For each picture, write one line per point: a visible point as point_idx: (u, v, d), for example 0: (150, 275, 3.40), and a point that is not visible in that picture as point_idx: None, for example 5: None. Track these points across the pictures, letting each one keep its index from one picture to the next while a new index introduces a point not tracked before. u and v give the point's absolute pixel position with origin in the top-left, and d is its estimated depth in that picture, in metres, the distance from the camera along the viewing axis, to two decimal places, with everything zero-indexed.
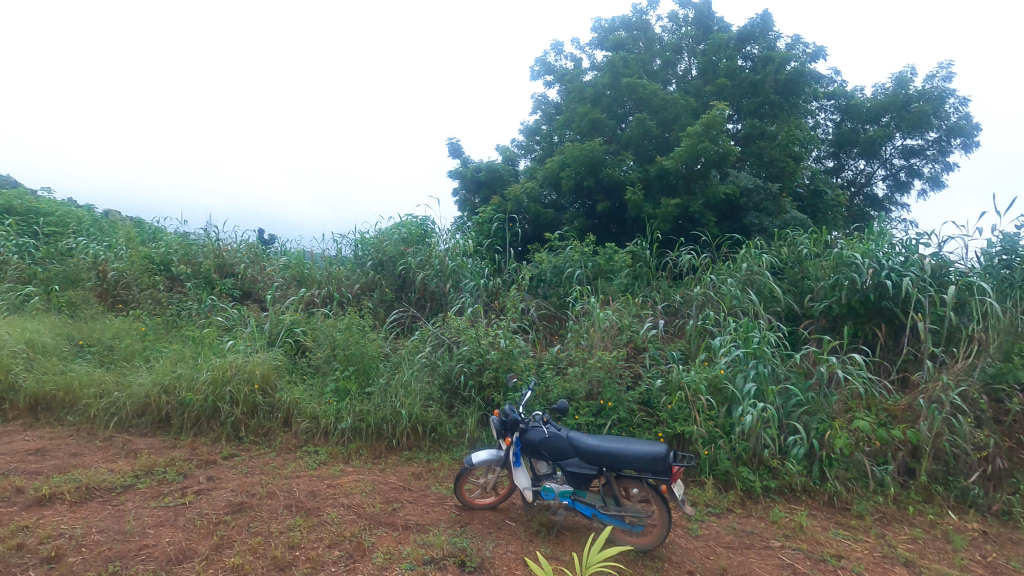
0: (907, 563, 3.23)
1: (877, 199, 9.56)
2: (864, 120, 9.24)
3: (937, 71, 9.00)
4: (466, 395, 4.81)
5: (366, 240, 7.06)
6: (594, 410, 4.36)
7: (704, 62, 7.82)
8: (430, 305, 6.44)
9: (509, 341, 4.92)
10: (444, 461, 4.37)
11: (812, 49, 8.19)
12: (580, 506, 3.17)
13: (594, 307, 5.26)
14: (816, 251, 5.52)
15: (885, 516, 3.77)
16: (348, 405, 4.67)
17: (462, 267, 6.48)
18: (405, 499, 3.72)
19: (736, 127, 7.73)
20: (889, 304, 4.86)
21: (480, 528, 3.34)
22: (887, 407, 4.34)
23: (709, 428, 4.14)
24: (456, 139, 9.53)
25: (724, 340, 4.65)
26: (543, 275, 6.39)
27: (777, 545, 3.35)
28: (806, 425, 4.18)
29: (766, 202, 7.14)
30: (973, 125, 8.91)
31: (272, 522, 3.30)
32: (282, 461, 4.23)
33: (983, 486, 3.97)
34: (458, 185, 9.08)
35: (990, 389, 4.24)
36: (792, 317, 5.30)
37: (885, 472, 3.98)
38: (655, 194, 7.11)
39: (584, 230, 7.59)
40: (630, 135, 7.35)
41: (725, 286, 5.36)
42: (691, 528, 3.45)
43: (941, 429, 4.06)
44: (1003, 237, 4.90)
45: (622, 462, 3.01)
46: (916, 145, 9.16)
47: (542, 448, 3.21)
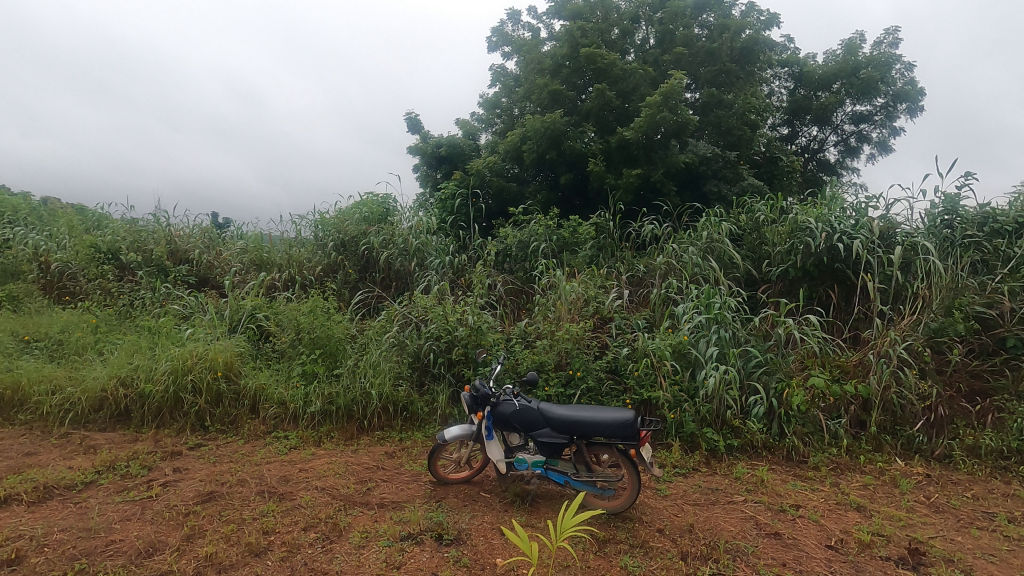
0: (859, 509, 3.43)
1: (829, 164, 9.84)
2: (817, 87, 9.46)
3: (884, 37, 9.22)
4: (436, 372, 4.82)
5: (327, 221, 6.89)
6: (563, 380, 4.45)
7: (661, 31, 7.84)
8: (395, 285, 6.38)
9: (476, 317, 4.91)
10: (417, 439, 4.40)
11: (766, 16, 8.23)
12: (552, 475, 3.24)
13: (560, 280, 5.30)
14: (772, 217, 5.67)
15: (839, 465, 4.00)
16: (316, 388, 4.62)
17: (426, 245, 6.41)
18: (380, 478, 3.73)
19: (695, 96, 7.78)
20: (841, 266, 5.06)
21: (455, 501, 3.39)
22: (840, 363, 4.55)
23: (674, 393, 4.28)
24: (414, 114, 9.35)
25: (686, 307, 4.76)
26: (509, 250, 6.39)
27: (740, 499, 3.51)
28: (765, 384, 4.36)
29: (725, 170, 7.25)
30: (919, 90, 9.16)
31: (244, 509, 3.27)
32: (251, 448, 4.18)
33: (926, 433, 4.24)
34: (419, 161, 8.92)
35: (934, 342, 4.50)
36: (751, 283, 5.48)
37: (839, 426, 4.21)
38: (617, 164, 7.14)
39: (548, 203, 7.63)
40: (590, 107, 7.33)
41: (686, 254, 5.46)
42: (660, 489, 3.59)
43: (890, 381, 4.28)
44: (945, 198, 5.18)
45: (592, 430, 3.08)
46: (865, 111, 9.44)
47: (513, 421, 3.24)
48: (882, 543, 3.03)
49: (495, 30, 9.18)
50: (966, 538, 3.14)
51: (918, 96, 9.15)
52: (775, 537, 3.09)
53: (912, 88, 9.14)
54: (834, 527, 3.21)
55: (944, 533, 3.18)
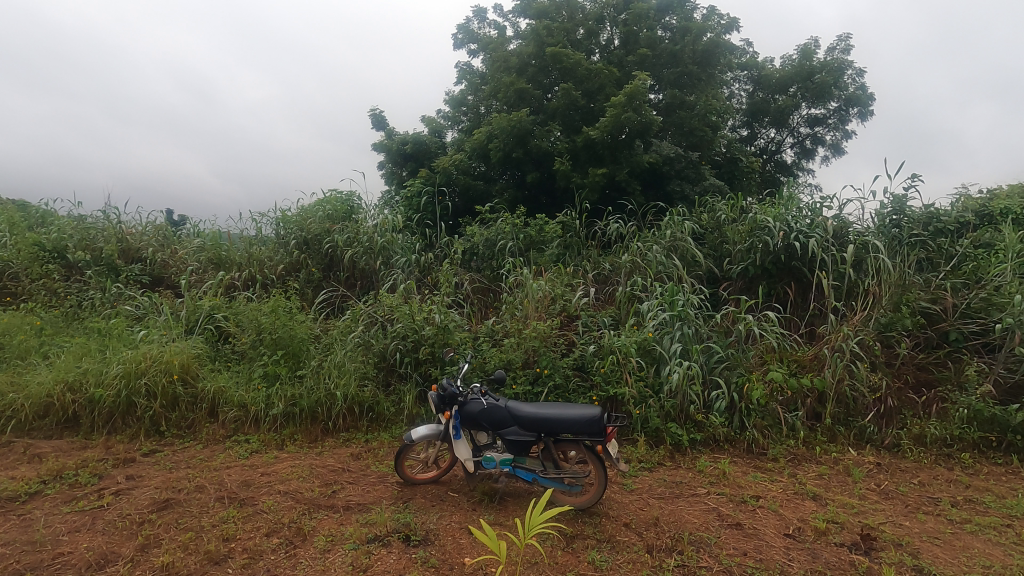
0: (815, 497, 3.56)
1: (787, 165, 10.15)
2: (774, 90, 9.76)
3: (837, 43, 9.57)
4: (402, 372, 4.76)
5: (288, 219, 6.73)
6: (530, 378, 4.47)
7: (626, 32, 7.94)
8: (360, 284, 6.28)
9: (443, 316, 4.87)
10: (383, 440, 4.34)
11: (727, 20, 8.43)
12: (521, 473, 3.24)
13: (527, 278, 5.32)
14: (732, 217, 5.83)
15: (796, 456, 4.14)
16: (279, 390, 4.51)
17: (392, 243, 6.32)
18: (345, 481, 3.66)
19: (658, 97, 7.90)
20: (798, 264, 5.24)
21: (423, 502, 3.36)
22: (797, 357, 4.70)
23: (640, 389, 4.35)
24: (379, 111, 9.23)
25: (651, 304, 4.84)
26: (475, 248, 6.37)
27: (703, 492, 3.59)
28: (727, 379, 4.48)
29: (687, 170, 7.38)
30: (869, 94, 9.54)
31: (202, 515, 3.16)
32: (210, 453, 4.05)
33: (877, 423, 4.42)
34: (384, 158, 8.79)
35: (883, 336, 4.71)
36: (713, 280, 5.63)
37: (796, 418, 4.35)
38: (583, 164, 7.21)
39: (514, 202, 7.64)
40: (556, 106, 7.38)
41: (651, 253, 5.56)
42: (626, 484, 3.65)
43: (843, 374, 4.45)
44: (894, 199, 5.43)
45: (559, 427, 3.09)
46: (820, 114, 9.78)
47: (481, 419, 3.23)
48: (836, 530, 3.15)
49: (460, 27, 9.13)
50: (914, 522, 3.29)
51: (869, 101, 9.54)
52: (737, 527, 3.18)
53: (863, 93, 9.52)
54: (792, 516, 3.32)
55: (893, 518, 3.33)
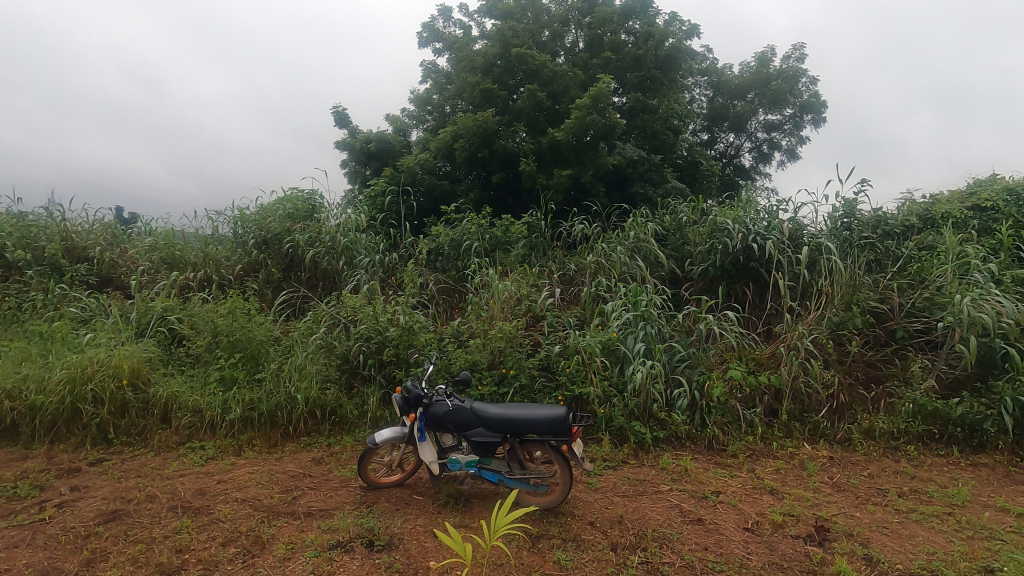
0: (772, 492, 3.67)
1: (745, 169, 10.43)
2: (733, 96, 10.03)
3: (792, 52, 9.91)
4: (366, 374, 4.68)
5: (247, 217, 6.54)
6: (496, 379, 4.47)
7: (590, 35, 8.03)
8: (322, 284, 6.14)
9: (408, 317, 4.81)
10: (346, 443, 4.25)
11: (688, 27, 8.62)
12: (486, 474, 3.23)
13: (493, 279, 5.32)
14: (693, 218, 5.97)
15: (754, 452, 4.26)
16: (236, 395, 4.36)
17: (355, 243, 6.20)
18: (306, 486, 3.57)
19: (622, 100, 8.01)
20: (756, 264, 5.40)
21: (387, 506, 3.31)
22: (754, 355, 4.85)
23: (604, 388, 4.40)
24: (342, 108, 9.08)
25: (615, 304, 4.90)
26: (441, 249, 6.33)
27: (665, 489, 3.66)
28: (688, 377, 4.58)
29: (650, 172, 7.50)
30: (822, 102, 9.91)
31: (154, 526, 3.03)
32: (162, 461, 3.88)
33: (830, 419, 4.59)
34: (347, 157, 8.63)
35: (835, 334, 4.89)
36: (675, 281, 5.74)
37: (754, 414, 4.48)
38: (548, 165, 7.25)
39: (479, 202, 7.61)
40: (521, 107, 7.39)
41: (615, 254, 5.63)
42: (591, 482, 3.68)
43: (798, 371, 4.60)
44: (845, 202, 5.65)
45: (525, 427, 3.09)
46: (776, 120, 10.11)
47: (446, 421, 3.20)
48: (792, 522, 3.25)
49: (425, 25, 9.06)
50: (864, 513, 3.43)
51: (821, 108, 9.91)
52: (698, 523, 3.24)
53: (816, 101, 9.88)
54: (751, 510, 3.41)
55: (845, 509, 3.46)
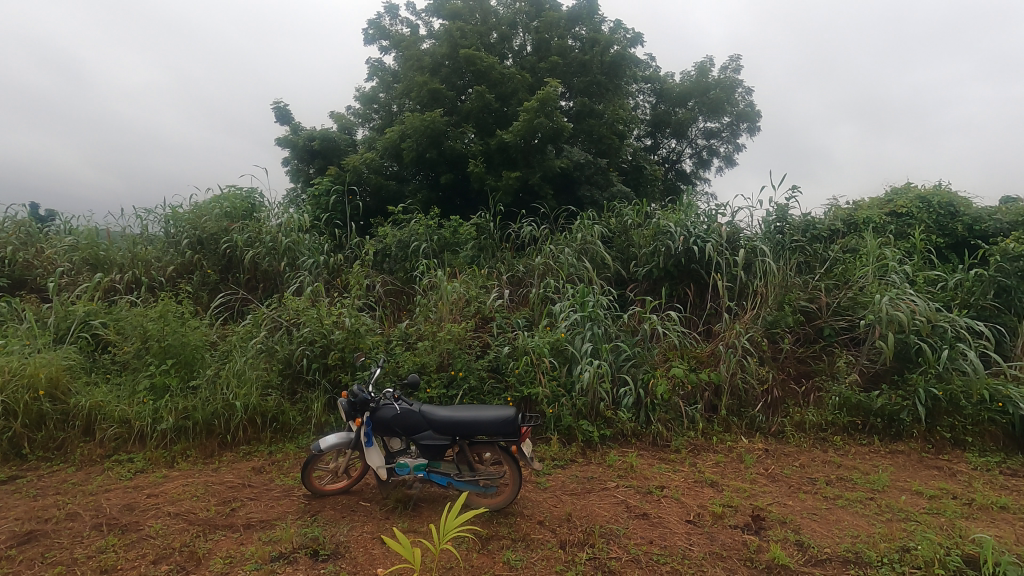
0: (712, 484, 3.82)
1: (686, 174, 10.82)
2: (675, 103, 10.39)
3: (729, 63, 10.37)
4: (309, 379, 4.53)
5: (180, 216, 6.21)
6: (445, 381, 4.44)
7: (538, 39, 8.13)
8: (263, 286, 5.91)
9: (354, 319, 4.69)
10: (289, 451, 4.10)
11: (632, 35, 8.87)
12: (435, 477, 3.20)
13: (441, 280, 5.28)
14: (638, 221, 6.14)
15: (696, 446, 4.42)
16: (168, 403, 4.13)
17: (298, 243, 6.01)
18: (245, 497, 3.43)
19: (569, 104, 8.14)
20: (696, 266, 5.62)
21: (333, 514, 3.22)
22: (695, 354, 5.03)
23: (552, 388, 4.45)
24: (283, 104, 8.79)
25: (563, 305, 4.97)
26: (388, 250, 6.24)
27: (612, 485, 3.74)
28: (633, 376, 4.70)
29: (596, 175, 7.65)
30: (756, 112, 10.42)
31: (75, 547, 2.83)
32: (85, 477, 3.62)
33: (765, 413, 4.82)
34: (289, 154, 8.35)
35: (770, 333, 5.15)
36: (620, 282, 5.88)
37: (696, 411, 4.65)
38: (496, 167, 7.28)
39: (427, 203, 7.53)
40: (470, 108, 7.38)
41: (563, 255, 5.71)
42: (540, 482, 3.71)
43: (736, 368, 4.81)
44: (777, 207, 5.96)
45: (474, 429, 3.07)
46: (714, 127, 10.54)
47: (394, 425, 3.15)
48: (731, 513, 3.39)
49: (371, 22, 8.90)
50: (795, 501, 3.63)
51: (756, 117, 10.41)
52: (643, 517, 3.33)
53: (751, 110, 10.38)
54: (692, 503, 3.53)
55: (778, 498, 3.65)
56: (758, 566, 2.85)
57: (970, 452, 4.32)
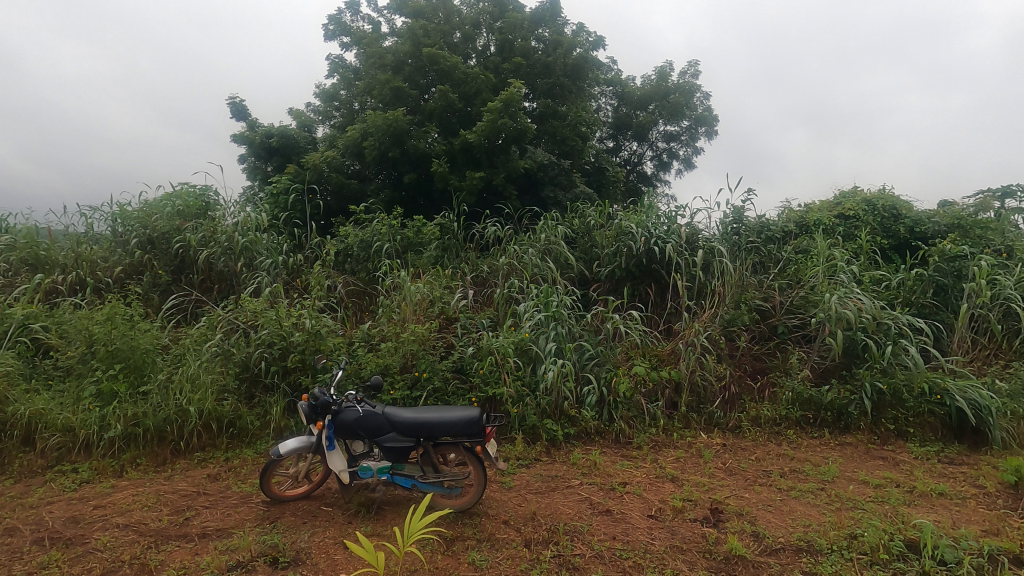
0: (673, 479, 3.91)
1: (647, 176, 11.02)
2: (636, 106, 10.58)
3: (688, 68, 10.62)
4: (268, 382, 4.41)
5: (128, 214, 5.95)
6: (409, 382, 4.41)
7: (501, 40, 8.15)
8: (218, 287, 5.72)
9: (315, 320, 4.59)
10: (247, 457, 3.99)
11: (594, 38, 8.97)
12: (399, 479, 3.17)
13: (405, 281, 5.23)
14: (600, 222, 6.23)
15: (657, 443, 4.51)
16: (117, 410, 3.95)
17: (255, 243, 5.84)
18: (200, 505, 3.31)
19: (532, 105, 8.18)
20: (657, 266, 5.74)
21: (293, 520, 3.14)
22: (657, 352, 5.14)
23: (517, 388, 4.46)
24: (239, 100, 8.54)
25: (527, 305, 5.00)
26: (350, 250, 6.14)
27: (576, 483, 3.78)
28: (596, 374, 4.77)
29: (560, 176, 7.71)
30: (714, 116, 10.71)
31: (14, 563, 2.68)
32: (24, 489, 3.43)
33: (723, 409, 4.96)
34: (245, 151, 8.10)
35: (727, 331, 5.31)
36: (584, 282, 5.95)
37: (657, 408, 4.75)
38: (460, 167, 7.25)
39: (390, 202, 7.46)
40: (433, 107, 7.33)
41: (527, 256, 5.74)
42: (505, 482, 3.72)
43: (695, 365, 4.94)
44: (734, 209, 6.15)
45: (439, 431, 3.05)
46: (674, 130, 10.78)
47: (357, 428, 3.11)
48: (690, 507, 3.48)
49: (331, 18, 8.73)
50: (752, 493, 3.76)
51: (714, 122, 10.71)
52: (606, 514, 3.38)
53: (709, 115, 10.66)
54: (654, 498, 3.61)
55: (735, 491, 3.76)
56: (717, 557, 2.93)
57: (912, 443, 4.56)
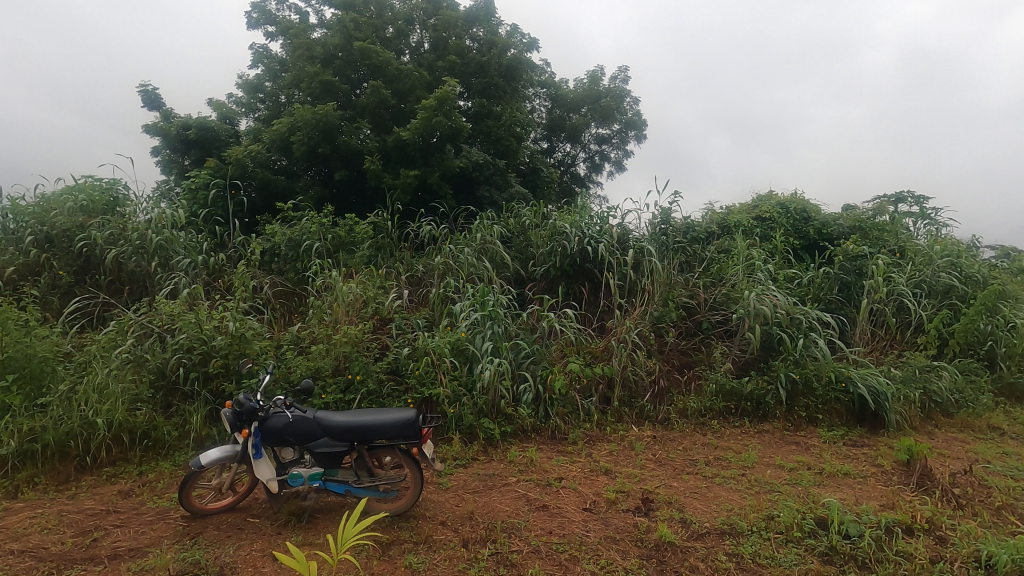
0: (606, 472, 4.02)
1: (580, 177, 11.27)
2: (569, 108, 10.79)
3: (618, 73, 10.95)
4: (187, 390, 4.14)
5: (22, 209, 5.41)
6: (341, 386, 4.28)
7: (435, 37, 8.07)
8: (129, 289, 5.30)
9: (239, 323, 4.36)
10: (163, 470, 3.73)
11: (528, 40, 9.07)
12: (332, 486, 3.07)
13: (336, 280, 5.07)
14: (535, 222, 6.32)
15: (592, 437, 4.63)
16: (10, 425, 3.58)
17: (171, 241, 5.47)
18: (110, 524, 3.07)
19: (467, 104, 8.17)
20: (590, 265, 5.88)
21: (216, 534, 2.97)
22: (590, 349, 5.27)
23: (453, 388, 4.44)
24: (151, 88, 7.98)
25: (463, 305, 4.99)
26: (277, 249, 5.88)
27: (513, 480, 3.81)
28: (532, 372, 4.82)
29: (495, 176, 7.71)
30: (643, 121, 11.12)
31: None
32: None
33: (653, 402, 5.15)
34: (159, 143, 7.57)
35: (657, 327, 5.52)
36: (519, 281, 6.01)
37: (591, 403, 4.87)
38: (394, 164, 7.12)
39: (320, 200, 7.20)
40: (365, 103, 7.16)
41: (463, 255, 5.72)
42: (442, 483, 3.70)
43: (627, 361, 5.11)
44: (661, 211, 6.42)
45: (373, 433, 2.98)
46: (605, 133, 11.09)
47: (286, 434, 2.98)
48: (622, 498, 3.60)
49: (255, 5, 8.32)
50: (679, 482, 3.94)
51: (642, 126, 11.11)
52: (542, 509, 3.43)
53: (638, 119, 11.05)
54: (588, 491, 3.70)
55: (665, 481, 3.93)
56: (648, 544, 3.05)
57: (821, 428, 4.93)
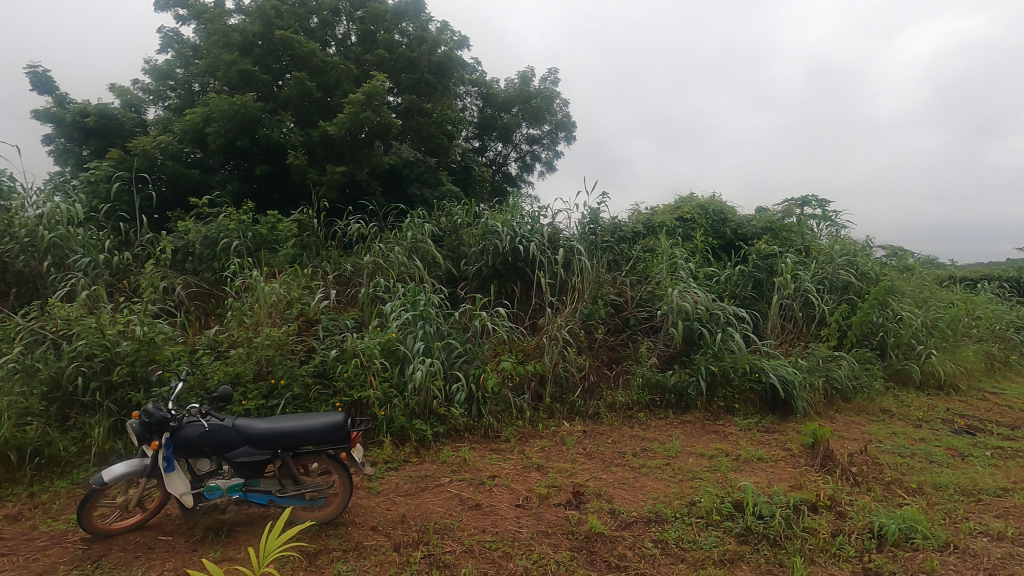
0: (539, 468, 4.08)
1: (512, 177, 11.34)
2: (500, 108, 10.83)
3: (548, 75, 11.12)
4: (88, 401, 3.80)
5: None
6: (264, 392, 4.07)
7: (362, 29, 7.84)
8: (17, 291, 4.79)
9: (148, 327, 4.05)
10: (59, 489, 3.40)
11: (458, 37, 9.00)
12: (254, 496, 2.92)
13: (258, 280, 4.82)
14: (467, 221, 6.30)
15: (524, 434, 4.67)
16: None
17: (67, 239, 5.00)
18: None
19: (397, 100, 8.00)
20: (522, 264, 5.94)
21: (122, 555, 2.75)
22: (522, 347, 5.32)
23: (384, 389, 4.34)
24: (42, 71, 7.25)
25: (394, 305, 4.89)
26: (191, 247, 5.51)
27: (446, 481, 3.78)
28: (465, 372, 4.81)
29: (427, 174, 7.59)
30: (572, 123, 11.36)
31: None
32: None
33: (584, 397, 5.27)
34: (52, 131, 6.87)
35: (586, 324, 5.66)
36: (451, 280, 5.97)
37: (523, 401, 4.92)
38: (320, 160, 6.86)
39: (239, 196, 6.82)
40: (288, 95, 6.86)
41: (393, 254, 5.61)
42: (372, 487, 3.61)
43: (558, 358, 5.20)
44: (590, 211, 6.58)
45: (298, 440, 2.85)
46: (536, 134, 11.23)
47: (202, 444, 2.80)
48: (554, 493, 3.67)
49: None
50: (608, 474, 4.06)
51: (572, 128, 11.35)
52: (475, 508, 3.42)
53: (568, 121, 11.28)
54: (521, 488, 3.74)
55: (595, 473, 4.04)
56: (579, 536, 3.12)
57: (737, 416, 5.24)
